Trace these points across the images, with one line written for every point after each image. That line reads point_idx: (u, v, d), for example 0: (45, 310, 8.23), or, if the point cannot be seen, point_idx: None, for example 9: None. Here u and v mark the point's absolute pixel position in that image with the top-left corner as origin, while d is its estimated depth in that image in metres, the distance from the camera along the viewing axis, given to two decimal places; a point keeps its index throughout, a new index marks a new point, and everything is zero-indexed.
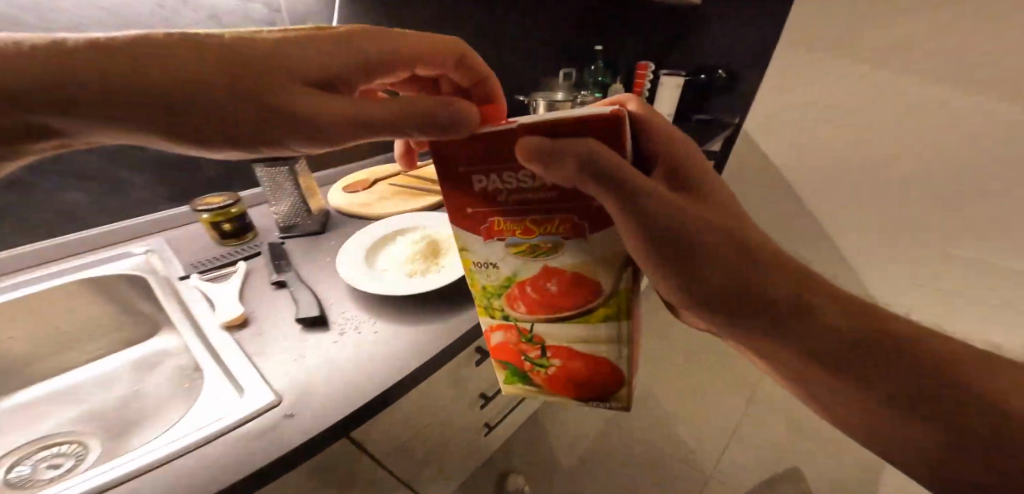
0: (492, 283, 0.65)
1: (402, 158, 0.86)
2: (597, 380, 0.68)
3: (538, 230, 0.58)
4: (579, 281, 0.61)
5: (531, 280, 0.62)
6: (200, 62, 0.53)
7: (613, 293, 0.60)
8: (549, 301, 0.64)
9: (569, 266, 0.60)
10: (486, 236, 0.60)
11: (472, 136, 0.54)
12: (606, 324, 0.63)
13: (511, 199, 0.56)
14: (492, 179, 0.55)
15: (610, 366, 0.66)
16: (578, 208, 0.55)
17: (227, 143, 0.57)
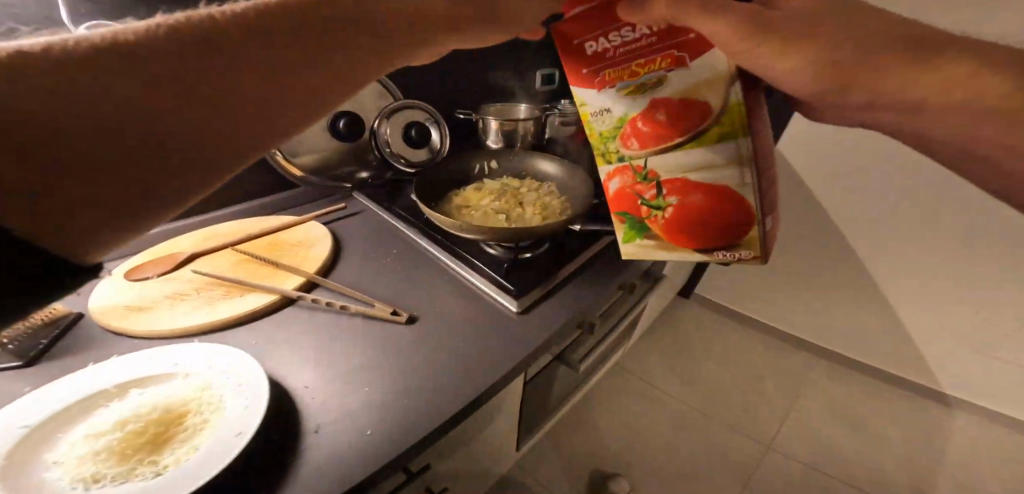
0: (595, 125, 0.48)
1: None
2: (731, 226, 0.49)
3: (653, 64, 0.42)
4: (691, 104, 0.43)
5: (628, 111, 0.46)
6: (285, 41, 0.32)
7: (730, 105, 0.41)
8: (659, 127, 0.45)
9: (676, 89, 0.42)
10: (596, 88, 0.45)
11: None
12: (738, 141, 0.43)
13: (625, 47, 0.42)
14: (607, 37, 0.42)
15: (741, 196, 0.47)
16: (699, 37, 0.39)
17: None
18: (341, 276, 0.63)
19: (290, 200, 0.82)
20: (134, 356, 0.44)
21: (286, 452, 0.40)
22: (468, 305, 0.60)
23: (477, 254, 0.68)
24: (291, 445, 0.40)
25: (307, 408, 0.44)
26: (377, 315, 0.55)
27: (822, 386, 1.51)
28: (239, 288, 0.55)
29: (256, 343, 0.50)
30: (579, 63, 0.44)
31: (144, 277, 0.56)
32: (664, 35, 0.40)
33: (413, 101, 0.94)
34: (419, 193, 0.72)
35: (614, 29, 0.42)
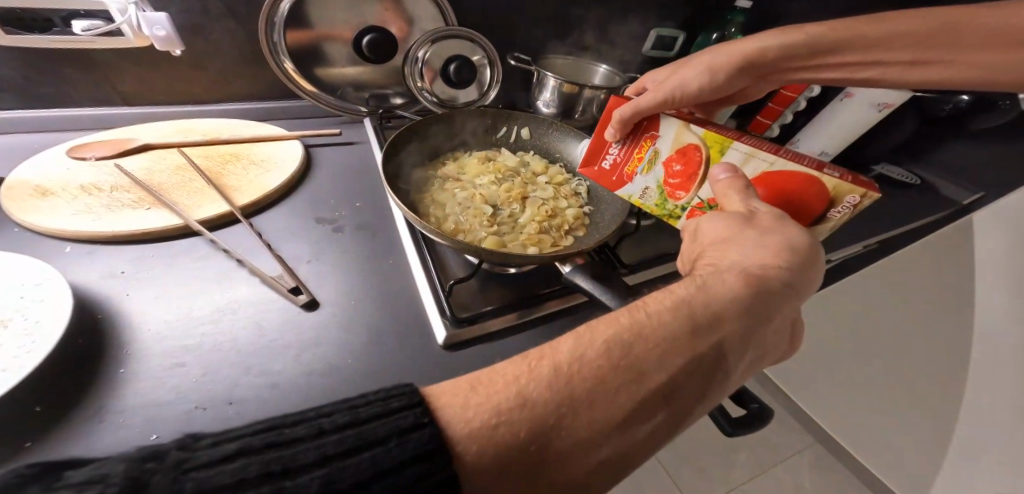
0: (646, 203, 0.51)
1: (676, 167, 0.48)
2: (809, 193, 0.41)
3: (647, 143, 0.50)
4: (685, 147, 0.46)
5: (657, 177, 0.49)
6: (730, 276, 0.32)
7: (704, 132, 0.45)
8: (686, 172, 0.47)
9: (671, 146, 0.48)
10: (628, 182, 0.52)
11: (596, 138, 0.52)
12: (736, 144, 0.43)
13: (625, 146, 0.52)
14: (609, 153, 0.53)
15: (790, 169, 0.41)
16: (652, 118, 0.49)
17: (605, 445, 0.24)
18: (277, 217, 0.55)
19: (286, 116, 0.75)
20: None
21: (60, 409, 0.33)
22: (384, 297, 0.48)
23: (441, 248, 0.55)
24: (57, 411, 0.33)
25: (126, 358, 0.37)
26: (271, 281, 0.45)
27: (795, 473, 1.19)
28: (151, 200, 0.51)
29: (121, 272, 0.44)
30: (608, 176, 0.54)
31: (82, 158, 0.55)
32: (634, 133, 0.50)
33: (462, 29, 0.73)
34: (391, 151, 0.55)
35: (609, 146, 0.52)
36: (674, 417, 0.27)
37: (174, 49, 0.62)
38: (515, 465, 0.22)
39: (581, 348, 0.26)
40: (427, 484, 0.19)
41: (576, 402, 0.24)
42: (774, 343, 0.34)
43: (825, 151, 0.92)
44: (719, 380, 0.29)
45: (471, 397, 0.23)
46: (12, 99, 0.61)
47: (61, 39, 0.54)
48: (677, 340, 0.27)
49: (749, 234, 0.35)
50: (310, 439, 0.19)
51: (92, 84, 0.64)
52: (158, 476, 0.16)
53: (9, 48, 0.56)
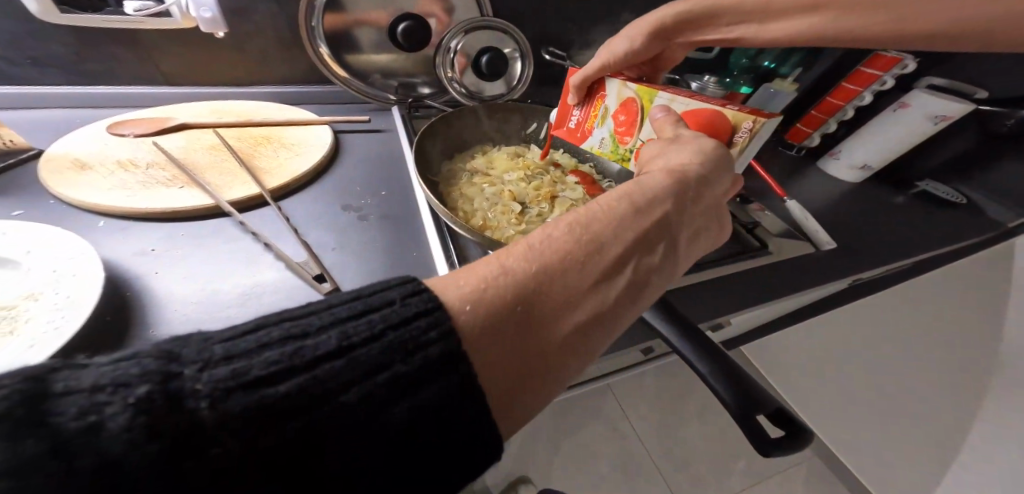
0: (605, 153, 0.54)
1: (618, 119, 0.51)
2: (717, 125, 0.43)
3: (599, 102, 0.54)
4: (625, 100, 0.50)
5: (610, 128, 0.52)
6: (665, 174, 0.36)
7: (637, 85, 0.48)
8: (630, 121, 0.50)
9: (614, 100, 0.52)
10: (586, 138, 0.56)
11: (561, 107, 0.58)
12: (660, 93, 0.47)
13: (585, 107, 0.56)
14: (572, 117, 0.57)
15: (701, 107, 0.44)
16: (598, 81, 0.54)
17: (577, 305, 0.28)
18: (305, 201, 0.54)
19: (318, 102, 0.75)
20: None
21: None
22: (406, 277, 0.48)
23: (465, 241, 0.52)
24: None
25: (156, 328, 0.38)
26: (296, 267, 0.45)
27: (789, 483, 1.18)
28: (185, 180, 0.51)
29: (151, 250, 0.45)
30: (574, 134, 0.57)
31: (121, 135, 0.56)
32: (589, 96, 0.55)
33: (496, 19, 0.72)
34: (421, 145, 0.54)
35: (572, 109, 0.57)
36: (633, 283, 0.30)
37: (219, 32, 0.63)
38: (505, 325, 0.25)
39: (547, 231, 0.30)
40: (430, 335, 0.22)
41: (549, 271, 0.27)
42: (705, 232, 0.39)
43: (868, 164, 0.88)
44: (665, 249, 0.33)
45: (456, 275, 0.26)
46: (57, 75, 0.62)
47: (110, 18, 0.57)
48: (624, 219, 0.32)
49: (674, 145, 0.39)
50: (321, 309, 0.22)
51: (136, 64, 0.65)
52: (189, 349, 0.18)
53: (62, 26, 0.58)
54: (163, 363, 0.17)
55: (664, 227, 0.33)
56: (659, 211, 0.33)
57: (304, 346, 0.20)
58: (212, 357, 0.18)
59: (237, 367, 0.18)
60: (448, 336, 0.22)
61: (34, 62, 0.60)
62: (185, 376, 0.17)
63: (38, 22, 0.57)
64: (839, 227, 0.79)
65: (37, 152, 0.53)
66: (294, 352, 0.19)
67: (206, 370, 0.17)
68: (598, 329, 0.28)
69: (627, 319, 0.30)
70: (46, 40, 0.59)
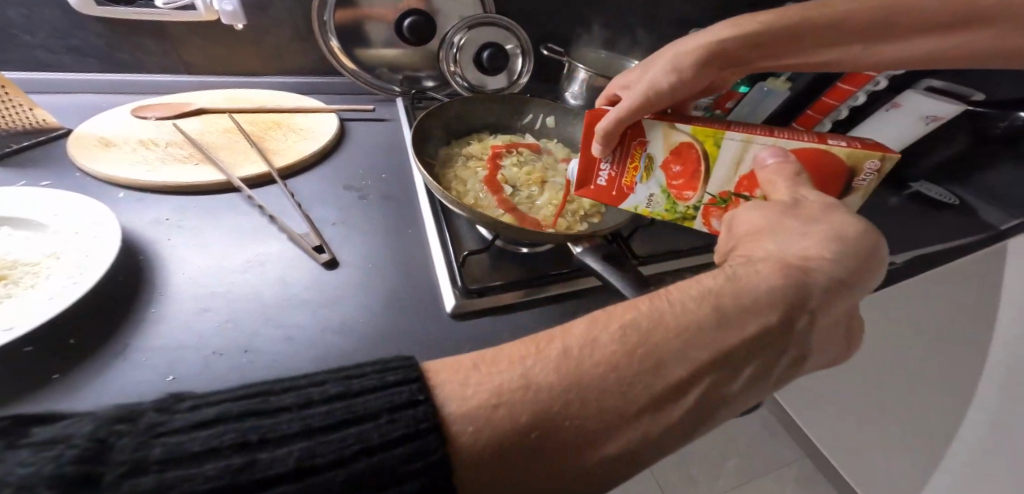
0: (656, 210, 0.50)
1: (676, 170, 0.47)
2: (830, 169, 0.41)
3: (638, 150, 0.48)
4: (678, 147, 0.46)
5: (660, 181, 0.48)
6: (769, 272, 0.29)
7: (693, 128, 0.44)
8: (688, 172, 0.46)
9: (664, 147, 0.47)
10: (631, 191, 0.50)
11: (586, 153, 0.50)
12: (729, 134, 0.42)
13: (616, 159, 0.50)
14: (605, 166, 0.50)
15: (797, 148, 0.41)
16: (636, 125, 0.47)
17: (614, 438, 0.23)
18: (310, 181, 0.58)
19: (330, 93, 0.78)
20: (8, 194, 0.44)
21: (91, 343, 0.37)
22: (402, 266, 0.50)
23: (458, 221, 0.57)
24: (83, 348, 0.36)
25: (155, 303, 0.40)
26: (297, 238, 0.48)
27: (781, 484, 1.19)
28: (200, 157, 0.55)
29: (165, 219, 0.48)
30: (607, 192, 0.51)
31: (144, 117, 0.60)
32: (622, 143, 0.49)
33: (501, 18, 0.76)
34: (420, 128, 0.58)
35: (601, 162, 0.50)
36: (688, 410, 0.25)
37: (238, 24, 0.67)
38: (515, 447, 0.21)
39: (592, 334, 0.25)
40: (413, 467, 0.18)
41: (586, 384, 0.23)
42: (819, 348, 0.31)
43: None
44: (753, 364, 0.27)
45: (469, 383, 0.22)
46: (93, 64, 0.67)
47: (142, 11, 0.61)
48: (700, 331, 0.26)
49: (793, 219, 0.33)
50: (292, 409, 0.19)
51: (162, 55, 0.69)
52: (125, 441, 0.16)
53: (98, 18, 0.63)
54: (88, 456, 0.15)
55: (758, 346, 0.27)
56: (749, 315, 0.27)
57: (257, 461, 0.16)
58: (145, 459, 0.16)
59: (169, 478, 0.15)
60: (434, 467, 0.19)
61: (71, 50, 0.65)
62: (102, 484, 0.14)
63: (77, 14, 0.62)
64: None
65: (65, 130, 0.57)
66: (243, 466, 0.16)
67: (131, 478, 0.15)
68: (633, 460, 0.23)
69: (671, 448, 0.25)
70: (83, 31, 0.64)
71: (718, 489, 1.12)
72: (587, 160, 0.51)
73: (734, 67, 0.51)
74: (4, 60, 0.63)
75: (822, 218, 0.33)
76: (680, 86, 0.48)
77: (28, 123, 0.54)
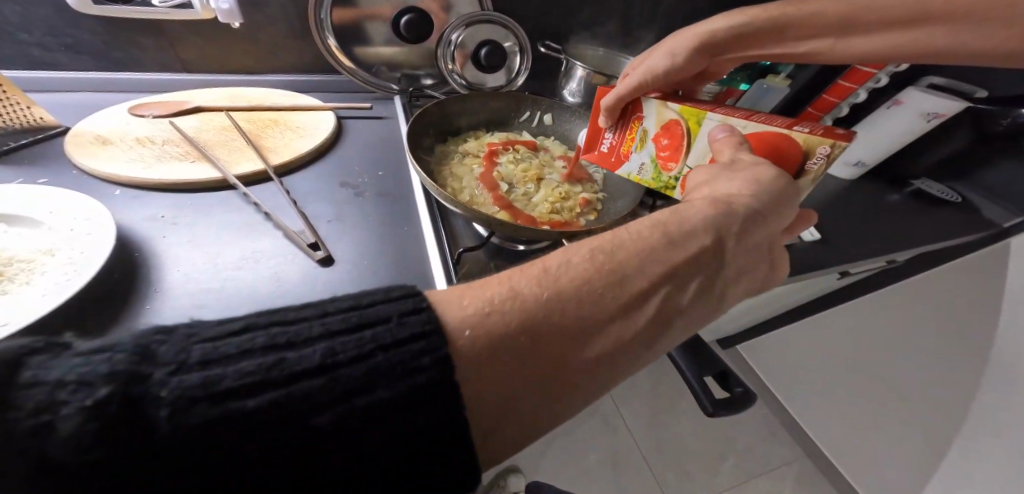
0: (644, 179, 0.52)
1: (660, 142, 0.49)
2: (785, 150, 0.40)
3: (636, 124, 0.51)
4: (667, 123, 0.48)
5: (650, 152, 0.50)
6: (701, 209, 0.31)
7: (680, 107, 0.46)
8: (674, 145, 0.48)
9: (656, 122, 0.49)
10: (624, 160, 0.53)
11: (592, 128, 0.55)
12: (709, 115, 0.44)
13: (617, 130, 0.53)
14: (608, 136, 0.54)
15: (757, 130, 0.42)
16: (635, 101, 0.50)
17: (593, 334, 0.25)
18: (308, 178, 0.58)
19: (327, 91, 0.78)
20: (13, 192, 0.44)
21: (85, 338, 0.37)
22: (397, 262, 0.50)
23: (453, 218, 0.56)
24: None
25: (150, 298, 0.41)
26: (293, 236, 0.48)
27: (780, 483, 1.14)
28: (196, 154, 0.55)
29: (161, 216, 0.48)
30: (608, 158, 0.55)
31: (141, 115, 0.60)
32: (623, 117, 0.52)
33: (499, 15, 0.75)
34: (415, 128, 0.58)
35: (604, 132, 0.55)
36: (657, 317, 0.27)
37: (235, 22, 0.67)
38: (509, 350, 0.22)
39: (566, 255, 0.27)
40: (423, 362, 0.20)
41: (567, 296, 0.24)
42: (753, 273, 0.33)
43: (862, 162, 0.89)
44: (701, 284, 0.29)
45: (463, 297, 0.24)
46: (89, 62, 0.67)
47: (138, 9, 0.61)
48: (653, 252, 0.28)
49: (726, 173, 0.36)
50: (313, 317, 0.20)
51: (158, 52, 0.69)
52: (167, 347, 0.17)
53: (94, 16, 0.63)
54: (135, 362, 0.16)
55: (699, 271, 0.29)
56: (694, 242, 0.29)
57: (287, 359, 0.18)
58: (187, 361, 0.17)
59: (210, 374, 0.17)
60: (442, 363, 0.20)
61: (67, 48, 0.65)
62: (153, 380, 0.16)
63: (72, 12, 0.62)
64: (832, 221, 0.78)
65: (64, 129, 0.57)
66: (274, 364, 0.18)
67: (176, 376, 0.16)
68: (615, 366, 0.25)
69: (646, 358, 0.27)
70: (79, 29, 0.64)
71: (716, 488, 1.11)
72: (594, 130, 0.55)
73: (731, 55, 0.53)
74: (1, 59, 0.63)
75: (746, 168, 0.36)
76: (676, 67, 0.50)
77: (26, 121, 0.54)
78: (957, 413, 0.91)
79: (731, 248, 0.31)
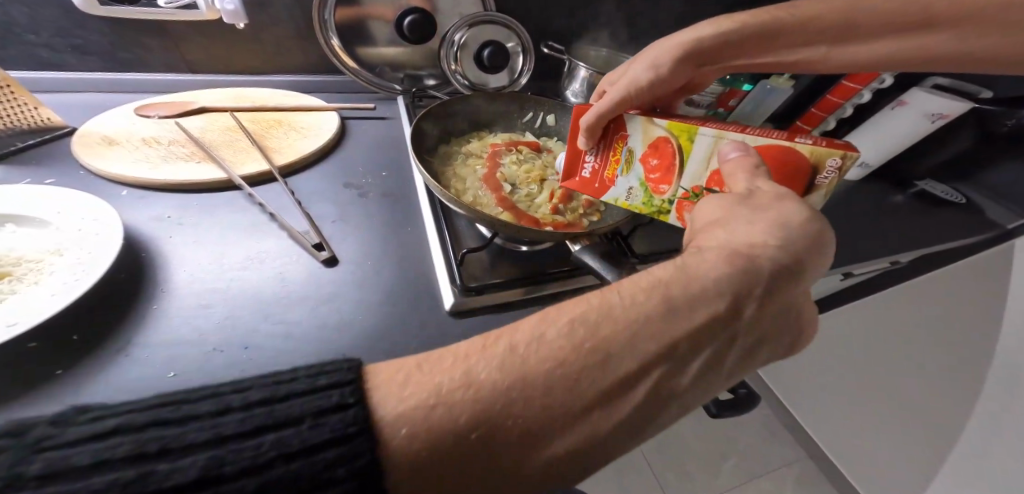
0: (634, 203, 0.49)
1: (653, 162, 0.46)
2: (794, 164, 0.39)
3: (620, 144, 0.49)
4: (656, 142, 0.45)
5: (639, 175, 0.48)
6: (709, 267, 0.28)
7: (669, 123, 0.44)
8: (665, 166, 0.46)
9: (645, 141, 0.47)
10: (613, 184, 0.50)
11: (571, 149, 0.52)
12: (702, 129, 0.42)
13: (600, 152, 0.51)
14: (590, 160, 0.52)
15: (762, 143, 0.41)
16: (617, 120, 0.48)
17: (563, 428, 0.22)
18: (312, 178, 0.58)
19: (330, 91, 0.79)
20: (12, 192, 0.44)
21: (91, 340, 0.37)
22: (399, 261, 0.50)
23: (456, 218, 0.57)
24: (82, 348, 0.36)
25: (155, 299, 0.41)
26: (298, 237, 0.48)
27: (780, 483, 1.14)
28: (201, 155, 0.55)
29: (167, 216, 0.49)
30: (591, 184, 0.52)
31: (147, 115, 0.60)
32: (605, 137, 0.50)
33: (501, 15, 0.75)
34: (417, 129, 0.59)
35: (585, 155, 0.52)
36: (639, 405, 0.24)
37: (240, 23, 0.67)
38: (458, 450, 0.21)
39: (540, 329, 0.24)
40: (336, 472, 0.18)
41: (532, 384, 0.22)
42: (770, 337, 0.30)
43: (865, 162, 0.89)
44: (702, 359, 0.26)
45: (412, 384, 0.22)
46: (95, 62, 0.68)
47: (144, 10, 0.62)
48: (647, 323, 0.25)
49: (743, 208, 0.32)
50: (205, 414, 0.19)
51: (164, 53, 0.70)
52: (3, 460, 0.16)
53: (101, 17, 0.64)
54: None
55: (704, 341, 0.26)
56: (697, 312, 0.26)
57: (153, 473, 0.16)
58: (23, 475, 0.15)
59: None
60: (359, 474, 0.19)
61: (75, 49, 0.65)
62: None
63: (79, 13, 0.63)
64: (834, 223, 0.78)
65: (70, 129, 0.58)
66: (138, 478, 0.16)
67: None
68: (579, 458, 0.23)
69: (621, 445, 0.25)
70: (86, 30, 0.64)
71: (716, 489, 1.11)
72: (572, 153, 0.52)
73: (714, 64, 0.52)
74: (9, 59, 0.64)
75: (771, 205, 0.32)
76: (657, 79, 0.50)
77: (33, 121, 0.55)
78: (959, 417, 0.90)
79: (742, 317, 0.28)
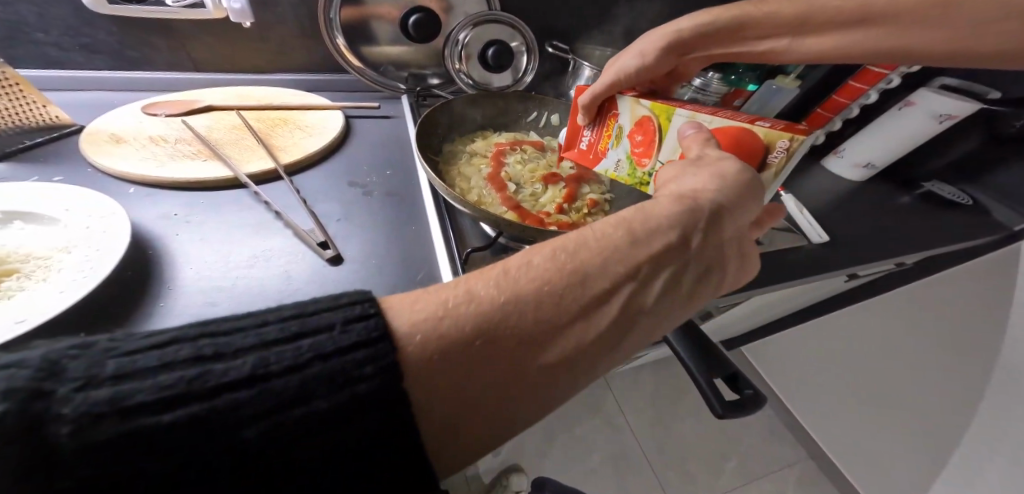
0: (620, 175, 0.52)
1: (635, 137, 0.50)
2: (748, 143, 0.41)
3: (612, 121, 0.52)
4: (640, 119, 0.49)
5: (626, 149, 0.51)
6: (669, 205, 0.31)
7: (651, 103, 0.47)
8: (647, 141, 0.48)
9: (631, 118, 0.50)
10: (602, 157, 0.53)
11: (571, 128, 0.57)
12: (678, 111, 0.45)
13: (596, 129, 0.55)
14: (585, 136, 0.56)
15: (722, 125, 0.43)
16: (609, 100, 0.53)
17: (553, 335, 0.25)
18: (317, 177, 0.58)
19: (335, 90, 0.79)
20: (13, 191, 0.44)
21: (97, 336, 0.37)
22: (401, 258, 0.50)
23: (460, 217, 0.57)
24: None
25: (160, 293, 0.41)
26: (303, 235, 0.49)
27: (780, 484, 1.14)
28: (207, 153, 0.56)
29: (174, 214, 0.49)
30: (587, 156, 0.56)
31: (154, 114, 0.61)
32: (601, 114, 0.54)
33: (505, 14, 0.75)
34: (422, 132, 0.59)
35: (583, 130, 0.56)
36: (619, 317, 0.27)
37: (246, 22, 0.69)
38: (462, 354, 0.23)
39: (527, 257, 0.27)
40: (363, 370, 0.20)
41: (525, 299, 0.25)
42: (725, 268, 0.33)
43: (872, 163, 0.88)
44: (670, 282, 0.29)
45: (416, 304, 0.24)
46: (103, 61, 0.68)
47: (152, 9, 0.62)
48: (617, 251, 0.28)
49: (693, 167, 0.36)
50: (248, 328, 0.20)
51: (171, 52, 0.70)
52: (78, 363, 0.17)
53: (109, 16, 0.64)
54: (39, 378, 0.16)
55: (670, 266, 0.29)
56: (659, 240, 0.29)
57: (210, 371, 0.18)
58: (98, 376, 0.17)
59: (122, 389, 0.17)
60: (385, 372, 0.20)
61: (83, 48, 0.66)
62: (58, 396, 0.16)
63: (88, 11, 0.63)
64: (839, 224, 0.78)
65: (78, 128, 0.58)
66: (195, 377, 0.18)
67: (82, 392, 0.16)
68: (574, 368, 0.26)
69: (607, 360, 0.28)
70: (94, 29, 0.65)
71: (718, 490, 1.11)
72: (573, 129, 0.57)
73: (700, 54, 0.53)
74: (19, 58, 0.64)
75: (720, 161, 0.36)
76: (648, 64, 0.51)
77: (41, 120, 0.55)
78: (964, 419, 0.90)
79: (699, 248, 0.31)
